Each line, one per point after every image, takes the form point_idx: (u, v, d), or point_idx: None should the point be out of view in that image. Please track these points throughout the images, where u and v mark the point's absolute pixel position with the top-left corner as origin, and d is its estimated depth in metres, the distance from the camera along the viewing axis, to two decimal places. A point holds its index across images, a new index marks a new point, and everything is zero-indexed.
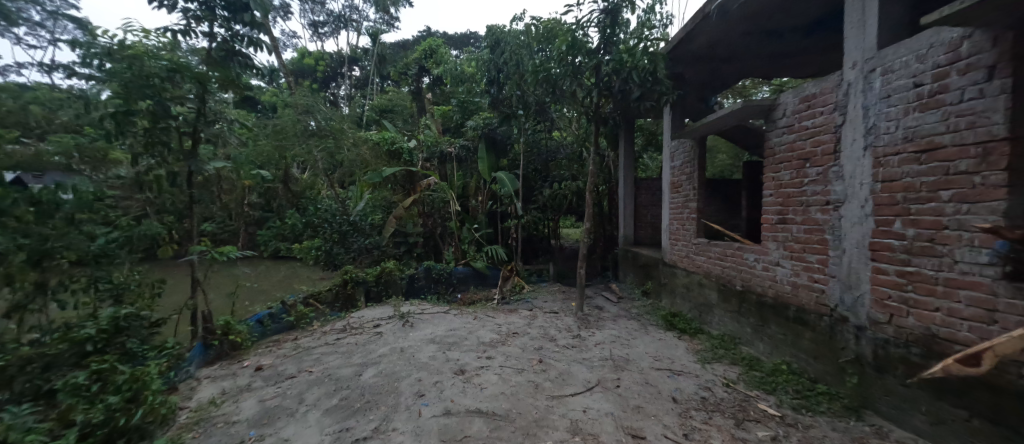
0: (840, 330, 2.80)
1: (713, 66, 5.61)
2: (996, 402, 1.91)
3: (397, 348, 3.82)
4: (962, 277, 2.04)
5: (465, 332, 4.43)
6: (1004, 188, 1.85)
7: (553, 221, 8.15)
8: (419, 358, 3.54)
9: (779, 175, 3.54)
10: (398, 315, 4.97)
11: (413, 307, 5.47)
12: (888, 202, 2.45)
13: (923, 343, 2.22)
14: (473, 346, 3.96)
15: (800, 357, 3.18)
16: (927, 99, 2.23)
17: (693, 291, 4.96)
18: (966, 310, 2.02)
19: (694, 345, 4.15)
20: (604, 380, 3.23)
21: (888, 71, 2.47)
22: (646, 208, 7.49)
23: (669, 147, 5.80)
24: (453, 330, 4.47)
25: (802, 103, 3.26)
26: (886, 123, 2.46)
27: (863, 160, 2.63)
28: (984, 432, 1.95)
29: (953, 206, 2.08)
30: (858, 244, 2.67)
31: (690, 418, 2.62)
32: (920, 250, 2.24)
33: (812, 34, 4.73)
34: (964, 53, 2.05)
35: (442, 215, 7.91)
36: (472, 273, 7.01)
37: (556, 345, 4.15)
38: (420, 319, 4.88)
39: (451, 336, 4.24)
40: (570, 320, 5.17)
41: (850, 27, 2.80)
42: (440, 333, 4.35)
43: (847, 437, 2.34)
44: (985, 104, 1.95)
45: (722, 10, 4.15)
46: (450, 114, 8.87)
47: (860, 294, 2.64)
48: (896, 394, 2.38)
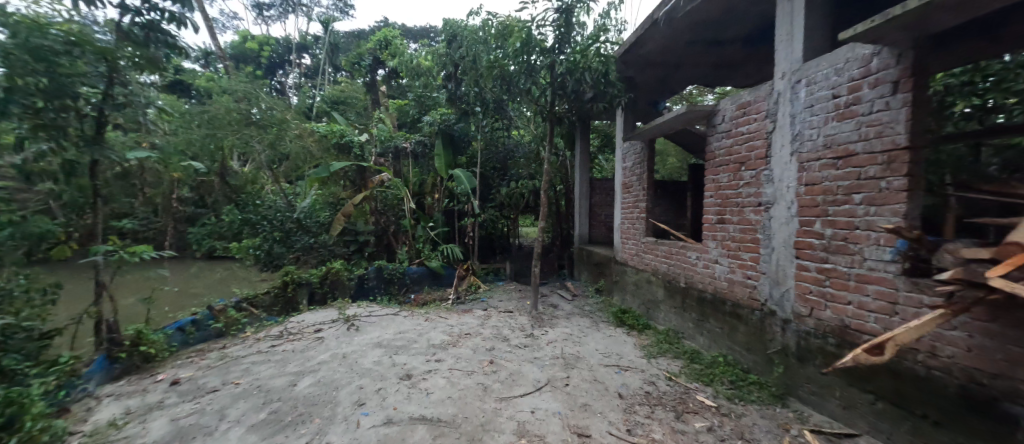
0: (769, 323, 2.99)
1: (661, 72, 5.84)
2: (897, 385, 2.11)
3: (339, 354, 3.62)
4: (870, 273, 2.23)
5: (415, 334, 4.29)
6: (905, 192, 2.05)
7: (511, 220, 8.17)
8: (361, 364, 3.37)
9: (718, 178, 3.72)
10: (343, 318, 4.70)
11: (360, 309, 5.22)
12: (809, 204, 2.65)
13: (837, 333, 2.42)
14: (422, 349, 3.83)
15: (735, 349, 3.37)
16: (843, 110, 2.42)
17: (642, 288, 5.12)
18: (872, 302, 2.22)
19: (641, 341, 4.28)
20: (555, 379, 3.25)
21: (811, 82, 2.67)
22: (600, 208, 7.69)
23: (621, 149, 5.96)
24: (402, 333, 4.32)
25: (739, 109, 3.44)
26: (810, 130, 2.65)
27: (790, 164, 2.81)
28: (887, 413, 2.16)
29: (863, 208, 2.27)
30: (785, 242, 2.86)
31: (634, 413, 2.69)
32: (837, 249, 2.44)
33: (751, 46, 5.04)
34: (873, 69, 2.25)
35: (394, 213, 7.61)
36: (428, 273, 6.77)
37: (509, 345, 4.12)
38: (366, 322, 4.67)
39: (399, 340, 4.07)
40: (523, 319, 5.16)
41: (780, 40, 2.99)
42: (387, 336, 4.17)
43: (773, 424, 2.51)
44: (890, 115, 2.15)
45: (670, 17, 4.33)
46: (406, 109, 8.60)
47: (785, 290, 2.84)
48: (815, 381, 2.58)
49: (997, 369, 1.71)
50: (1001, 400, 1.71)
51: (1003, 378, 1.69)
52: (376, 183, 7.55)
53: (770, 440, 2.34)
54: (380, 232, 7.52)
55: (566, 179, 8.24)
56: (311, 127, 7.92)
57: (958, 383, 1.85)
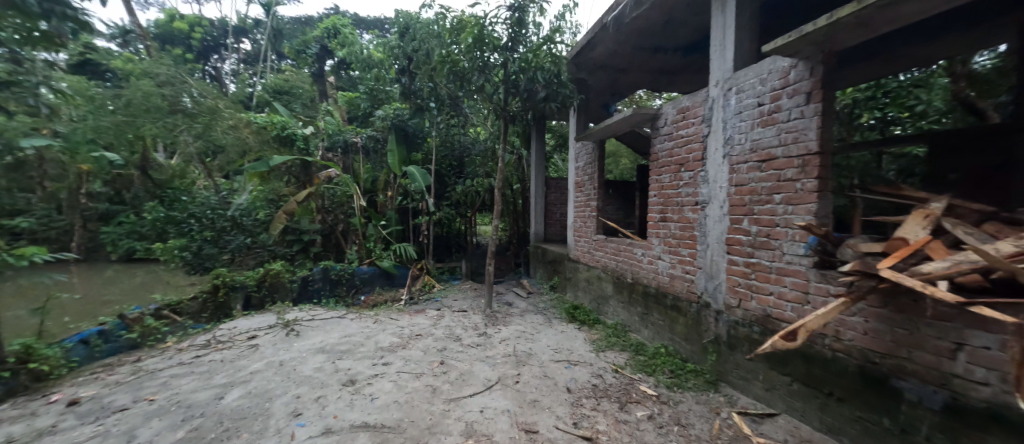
0: (704, 314, 3.19)
1: (611, 75, 6.03)
2: (809, 367, 2.34)
3: (274, 362, 3.39)
4: (787, 266, 2.45)
5: (362, 338, 4.13)
6: (816, 193, 2.27)
7: (467, 218, 8.09)
8: (300, 371, 3.19)
9: (661, 179, 3.90)
10: (282, 324, 4.42)
11: (301, 314, 4.92)
12: (738, 203, 2.85)
13: (761, 322, 2.64)
14: (369, 352, 3.69)
15: (675, 340, 3.57)
16: (766, 117, 2.63)
17: (593, 284, 5.27)
18: (790, 292, 2.44)
19: (592, 335, 4.41)
20: (506, 377, 3.26)
21: (740, 91, 2.87)
22: (555, 206, 7.82)
23: (574, 148, 6.10)
24: (348, 337, 4.13)
25: (679, 113, 3.62)
26: (739, 135, 2.86)
27: (723, 166, 3.01)
28: (801, 392, 2.38)
29: (782, 207, 2.49)
30: (717, 238, 3.06)
31: (581, 407, 2.76)
32: (761, 244, 2.65)
33: (692, 54, 5.34)
34: (791, 80, 2.46)
35: (342, 211, 7.27)
36: (380, 273, 6.53)
37: (461, 344, 4.08)
38: (308, 327, 4.41)
39: (344, 344, 3.89)
40: (477, 318, 5.13)
41: (714, 50, 3.19)
42: (331, 341, 3.98)
43: (706, 409, 2.68)
44: (804, 123, 2.36)
45: (618, 22, 4.48)
46: (357, 102, 8.23)
47: (718, 283, 3.04)
48: (743, 366, 2.79)
49: (886, 350, 1.95)
50: (888, 375, 1.94)
51: (892, 357, 1.92)
52: (323, 179, 7.16)
53: (702, 425, 2.49)
54: (327, 231, 7.14)
55: (521, 178, 8.30)
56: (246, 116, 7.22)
57: (857, 362, 2.08)
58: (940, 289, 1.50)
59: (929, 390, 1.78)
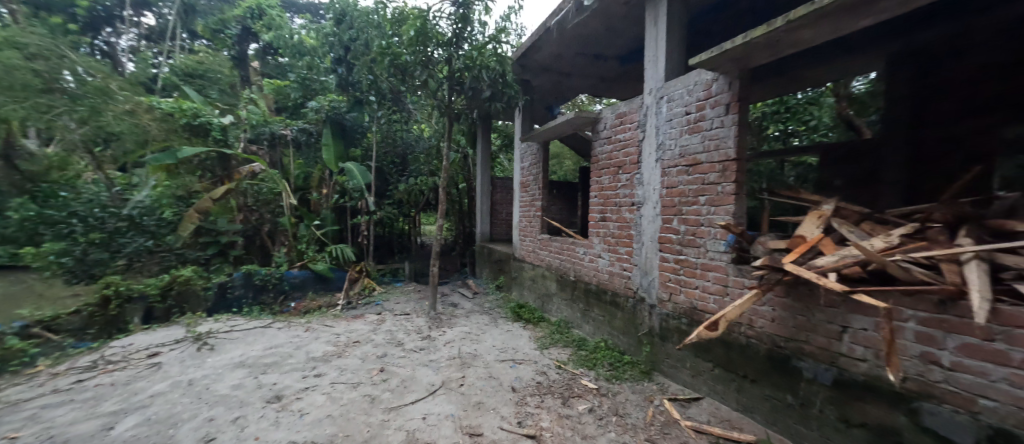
0: (639, 309, 3.36)
1: (556, 79, 6.15)
2: (728, 353, 2.54)
3: (180, 382, 3.01)
4: (710, 262, 2.64)
5: (291, 348, 3.81)
6: (734, 195, 2.47)
7: (410, 218, 7.82)
8: (213, 391, 2.86)
9: (601, 180, 4.03)
10: (191, 337, 3.95)
11: (216, 325, 4.44)
12: (668, 204, 3.03)
13: (688, 314, 2.84)
14: (299, 364, 3.42)
15: (613, 334, 3.72)
16: (693, 124, 2.82)
17: (537, 282, 5.34)
18: (712, 286, 2.64)
19: (536, 333, 4.46)
20: (450, 380, 3.18)
21: (671, 99, 3.05)
22: (501, 206, 7.84)
23: (519, 148, 6.14)
24: (274, 348, 3.80)
25: (617, 118, 3.77)
26: (670, 141, 3.03)
27: (656, 169, 3.18)
28: (722, 376, 2.59)
29: (705, 208, 2.69)
30: (651, 237, 3.23)
31: (525, 405, 2.77)
32: (688, 242, 2.84)
33: (630, 63, 5.62)
34: (713, 92, 2.66)
35: (268, 210, 6.70)
36: (314, 277, 6.03)
37: (402, 350, 3.92)
38: (225, 340, 3.99)
39: (269, 356, 3.56)
40: (420, 321, 4.96)
41: (648, 59, 3.35)
42: (254, 354, 3.63)
43: (641, 398, 2.81)
44: (724, 131, 2.57)
45: (561, 27, 4.58)
46: (287, 91, 7.62)
47: (651, 279, 3.21)
48: (673, 356, 2.97)
49: (790, 334, 2.17)
50: (791, 357, 2.16)
51: (793, 340, 2.15)
52: (244, 174, 6.56)
53: (638, 414, 2.61)
54: (250, 232, 6.55)
55: (467, 177, 8.21)
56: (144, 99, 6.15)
57: (767, 347, 2.29)
58: (829, 280, 1.70)
59: (822, 368, 2.00)
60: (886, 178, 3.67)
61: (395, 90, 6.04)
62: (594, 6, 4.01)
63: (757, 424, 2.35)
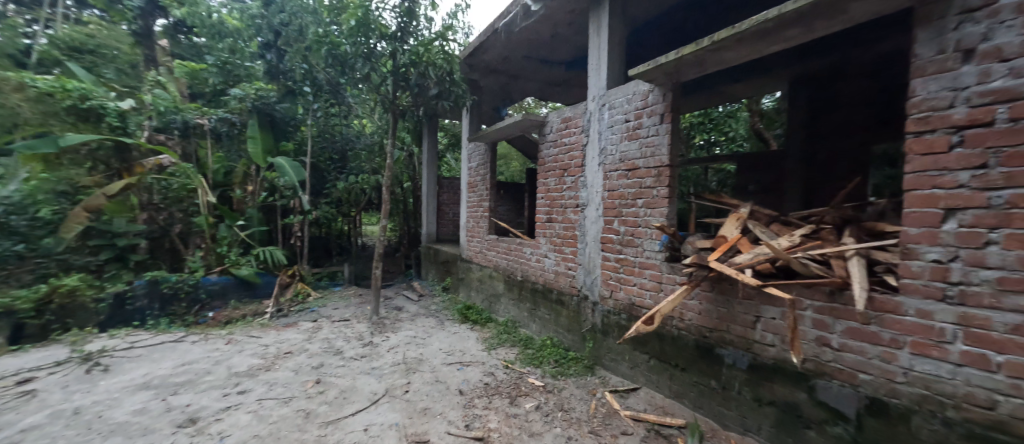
0: (583, 306, 3.51)
1: (503, 80, 6.22)
2: (662, 344, 2.76)
3: (66, 412, 2.63)
4: (646, 261, 2.85)
5: (209, 364, 3.48)
6: (667, 198, 2.69)
7: (351, 218, 7.45)
8: (110, 419, 2.54)
9: (547, 182, 4.13)
10: (80, 357, 3.46)
11: (113, 342, 3.94)
12: (609, 206, 3.21)
13: (627, 310, 3.03)
14: (219, 381, 3.14)
15: (559, 332, 3.85)
16: (631, 131, 3.02)
17: (485, 283, 5.37)
18: (648, 282, 2.84)
19: (484, 334, 4.48)
20: (394, 388, 3.09)
21: (612, 107, 3.23)
22: (448, 206, 7.77)
23: (466, 149, 6.12)
24: (186, 365, 3.45)
25: (563, 122, 3.90)
26: (611, 146, 3.21)
27: (598, 172, 3.35)
28: (656, 366, 2.79)
29: (643, 210, 2.89)
30: (593, 237, 3.40)
31: (472, 407, 2.78)
32: (627, 242, 3.03)
33: (575, 69, 5.83)
34: (649, 103, 2.87)
35: (179, 209, 5.85)
36: (237, 282, 5.57)
37: (342, 358, 3.74)
38: (123, 359, 3.54)
39: (181, 375, 3.23)
40: (361, 327, 4.77)
41: (591, 68, 3.52)
42: (161, 373, 3.26)
43: (585, 391, 2.95)
44: (659, 139, 2.78)
45: (508, 30, 4.65)
46: (202, 75, 6.67)
47: (594, 277, 3.38)
48: (614, 349, 3.16)
49: (714, 325, 2.40)
50: (714, 346, 2.39)
51: (717, 330, 2.38)
52: (149, 167, 5.49)
53: (582, 407, 2.73)
54: (156, 234, 5.66)
55: (412, 176, 8.02)
56: (12, 72, 5.04)
57: (695, 338, 2.52)
58: (745, 275, 1.92)
59: (740, 354, 2.25)
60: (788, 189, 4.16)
61: (334, 82, 5.72)
62: (541, 11, 4.12)
63: (686, 409, 2.57)
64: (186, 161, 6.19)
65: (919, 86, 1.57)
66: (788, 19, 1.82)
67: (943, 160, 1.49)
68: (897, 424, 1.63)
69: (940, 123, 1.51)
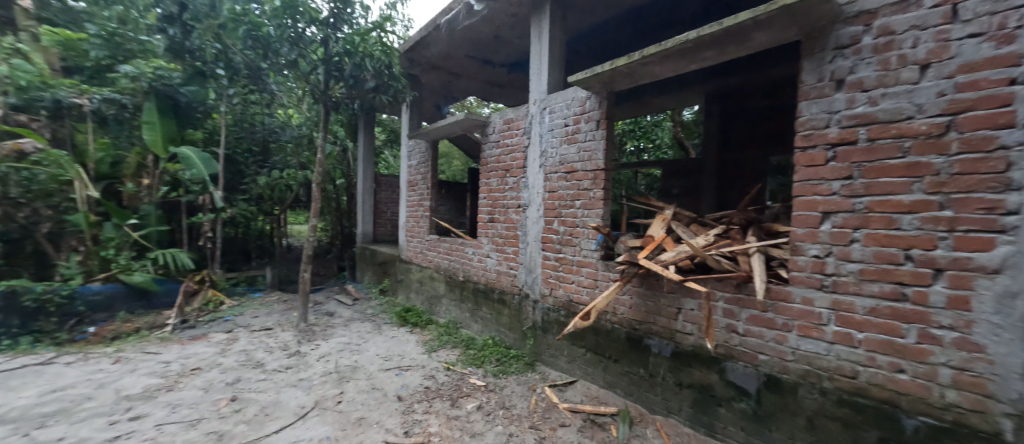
0: (524, 305, 3.61)
1: (445, 78, 6.15)
2: (597, 338, 2.92)
3: None
4: (583, 259, 3.01)
5: (89, 389, 3.04)
6: (603, 200, 2.87)
7: (274, 216, 6.97)
8: None
9: (489, 182, 4.17)
10: None
11: None
12: (549, 207, 3.33)
13: (566, 306, 3.17)
14: (104, 408, 2.75)
15: (500, 331, 3.92)
16: (571, 135, 3.16)
17: (425, 285, 5.27)
18: (584, 279, 3.00)
19: (424, 337, 4.41)
20: (326, 399, 2.95)
21: (553, 111, 3.36)
22: (385, 205, 7.50)
23: (406, 146, 5.96)
24: (57, 392, 2.97)
25: (505, 124, 3.96)
26: (551, 149, 3.33)
27: (539, 174, 3.45)
28: (592, 359, 2.96)
29: (580, 210, 3.04)
30: (534, 237, 3.50)
31: (412, 413, 2.73)
32: (566, 241, 3.17)
33: (517, 70, 5.94)
34: (587, 109, 3.03)
35: (46, 205, 4.60)
36: (128, 291, 4.79)
37: (262, 372, 3.46)
38: None
39: (50, 405, 2.78)
40: (286, 336, 4.45)
41: (533, 72, 3.62)
42: (22, 404, 2.78)
43: (525, 388, 3.04)
44: (595, 144, 2.95)
45: (451, 26, 4.61)
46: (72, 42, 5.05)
47: (535, 276, 3.48)
48: (553, 345, 3.29)
49: (643, 318, 2.60)
50: (643, 336, 2.59)
51: (645, 322, 2.58)
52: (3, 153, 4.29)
53: (523, 403, 2.81)
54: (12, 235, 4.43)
55: (346, 173, 7.62)
56: None
57: (626, 330, 2.71)
58: (670, 271, 2.11)
59: (664, 344, 2.47)
60: (704, 194, 4.61)
61: (254, 68, 5.25)
62: (484, 12, 4.14)
63: (618, 397, 2.76)
64: (57, 148, 4.88)
65: (804, 108, 1.84)
66: (707, 40, 2.03)
67: (822, 171, 1.77)
68: (787, 396, 1.90)
69: (820, 140, 1.78)
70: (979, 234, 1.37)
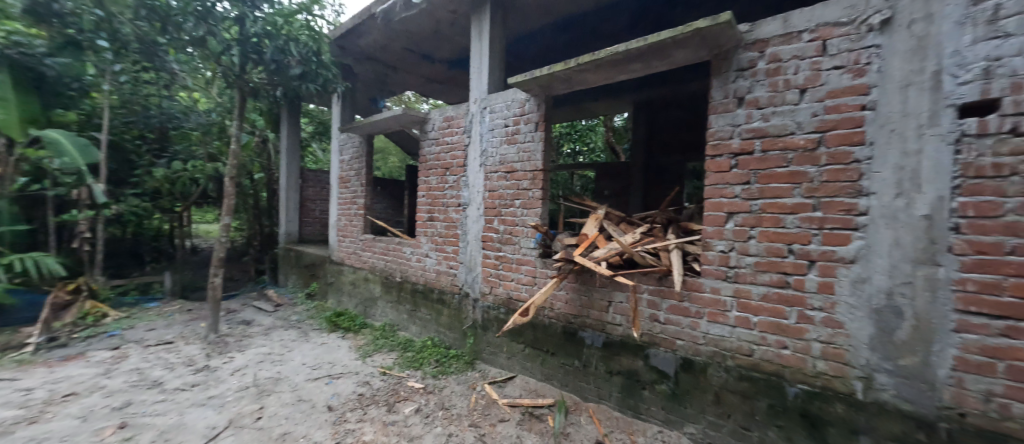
0: (464, 303, 3.62)
1: (381, 70, 5.94)
2: (535, 333, 3.03)
3: None
4: (523, 257, 3.10)
5: None
6: (541, 200, 2.99)
7: (174, 214, 6.23)
8: None
9: (428, 180, 4.11)
10: None
11: None
12: (489, 206, 3.38)
13: (506, 304, 3.25)
14: None
15: (439, 331, 3.89)
16: (510, 136, 3.24)
17: (359, 287, 5.06)
18: (523, 277, 3.10)
19: (357, 342, 4.24)
20: (243, 416, 2.73)
21: (493, 111, 3.41)
22: (314, 202, 7.05)
23: (337, 140, 5.64)
24: None
25: (445, 121, 3.94)
26: (492, 148, 3.39)
27: (480, 173, 3.49)
28: (531, 354, 3.07)
29: (520, 209, 3.14)
30: (475, 236, 3.53)
31: (344, 423, 2.63)
32: (506, 240, 3.24)
33: (456, 68, 5.89)
34: (526, 110, 3.12)
35: None
36: None
37: (158, 391, 3.10)
38: None
39: None
40: (192, 349, 4.01)
41: (473, 71, 3.64)
42: None
43: (465, 387, 3.07)
44: (534, 145, 3.05)
45: (387, 17, 4.46)
46: None
47: (475, 274, 3.52)
48: (493, 343, 3.35)
49: (577, 312, 2.75)
50: (577, 329, 2.74)
51: (579, 316, 2.73)
52: None
53: (462, 403, 2.83)
54: None
55: (267, 167, 7.02)
56: None
57: (562, 324, 2.85)
58: (601, 267, 2.27)
59: (597, 335, 2.64)
60: (632, 195, 4.98)
61: (148, 42, 4.60)
62: (422, 5, 4.05)
63: (555, 389, 2.89)
64: None
65: (713, 120, 2.08)
66: (635, 53, 2.20)
67: (727, 177, 2.02)
68: (699, 376, 2.14)
69: (725, 150, 2.03)
70: (841, 232, 1.68)
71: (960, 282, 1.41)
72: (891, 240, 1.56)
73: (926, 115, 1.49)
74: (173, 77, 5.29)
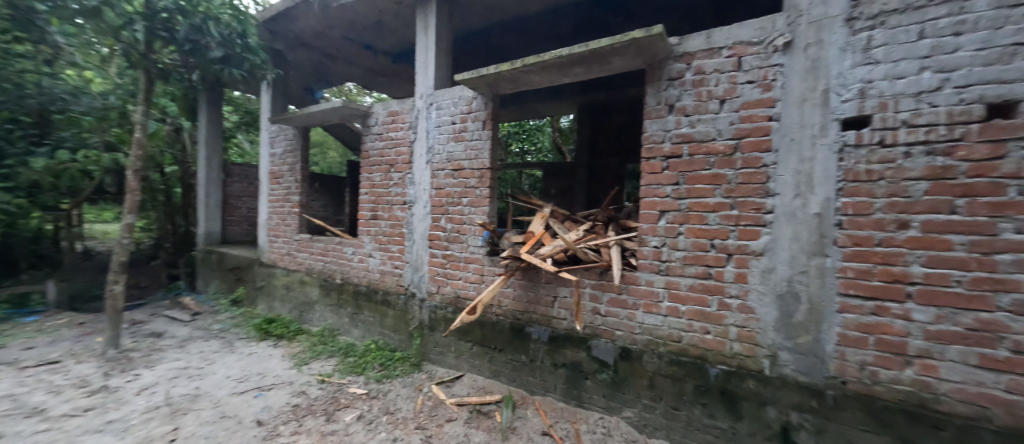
0: (411, 304, 3.55)
1: (318, 58, 5.61)
2: (483, 331, 3.06)
3: None
4: (470, 256, 3.11)
5: None
6: (488, 198, 3.02)
7: (59, 213, 5.39)
8: None
9: (371, 177, 3.96)
10: None
11: None
12: (436, 204, 3.35)
13: (453, 303, 3.24)
14: None
15: (384, 334, 3.78)
16: (458, 133, 3.22)
17: (293, 290, 4.75)
18: (471, 275, 3.11)
19: (291, 350, 3.99)
20: (152, 440, 2.46)
21: (439, 107, 3.37)
22: (238, 200, 6.50)
23: (268, 131, 5.24)
24: None
25: (389, 116, 3.82)
26: (438, 145, 3.35)
27: (426, 170, 3.44)
28: (479, 352, 3.09)
29: (467, 208, 3.14)
30: (421, 235, 3.47)
31: (276, 437, 2.48)
32: (453, 238, 3.22)
33: (400, 61, 5.72)
34: (473, 108, 3.13)
35: None
36: None
37: (40, 419, 2.69)
38: None
39: None
40: (85, 368, 3.52)
41: (418, 65, 3.58)
42: None
43: (411, 389, 3.01)
44: (481, 144, 3.07)
45: (325, 3, 4.22)
46: None
47: (422, 274, 3.46)
48: (441, 343, 3.33)
49: (524, 308, 2.82)
50: (524, 325, 2.81)
51: (526, 312, 2.80)
52: None
53: (408, 406, 2.79)
54: None
55: (183, 159, 6.34)
56: None
57: (509, 321, 2.90)
58: (547, 263, 2.35)
59: (543, 330, 2.72)
60: (577, 194, 5.18)
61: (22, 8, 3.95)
62: None
63: (502, 385, 2.94)
64: None
65: (647, 125, 2.24)
66: (577, 58, 2.29)
67: (659, 178, 2.18)
68: (635, 363, 2.29)
69: (658, 153, 2.19)
70: (753, 228, 1.89)
71: (842, 270, 1.67)
72: (792, 235, 1.78)
73: (818, 127, 1.72)
74: (56, 53, 4.54)
